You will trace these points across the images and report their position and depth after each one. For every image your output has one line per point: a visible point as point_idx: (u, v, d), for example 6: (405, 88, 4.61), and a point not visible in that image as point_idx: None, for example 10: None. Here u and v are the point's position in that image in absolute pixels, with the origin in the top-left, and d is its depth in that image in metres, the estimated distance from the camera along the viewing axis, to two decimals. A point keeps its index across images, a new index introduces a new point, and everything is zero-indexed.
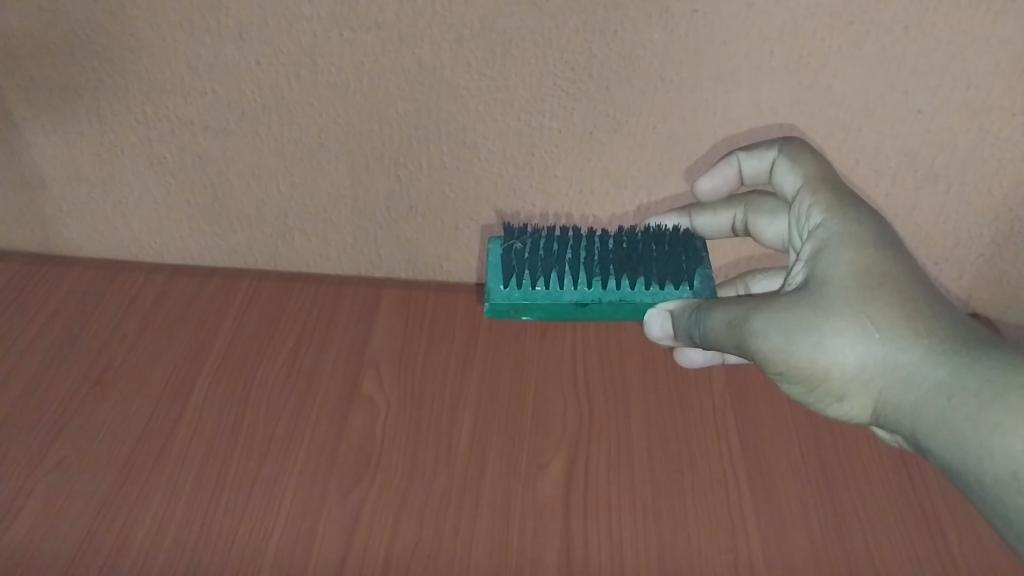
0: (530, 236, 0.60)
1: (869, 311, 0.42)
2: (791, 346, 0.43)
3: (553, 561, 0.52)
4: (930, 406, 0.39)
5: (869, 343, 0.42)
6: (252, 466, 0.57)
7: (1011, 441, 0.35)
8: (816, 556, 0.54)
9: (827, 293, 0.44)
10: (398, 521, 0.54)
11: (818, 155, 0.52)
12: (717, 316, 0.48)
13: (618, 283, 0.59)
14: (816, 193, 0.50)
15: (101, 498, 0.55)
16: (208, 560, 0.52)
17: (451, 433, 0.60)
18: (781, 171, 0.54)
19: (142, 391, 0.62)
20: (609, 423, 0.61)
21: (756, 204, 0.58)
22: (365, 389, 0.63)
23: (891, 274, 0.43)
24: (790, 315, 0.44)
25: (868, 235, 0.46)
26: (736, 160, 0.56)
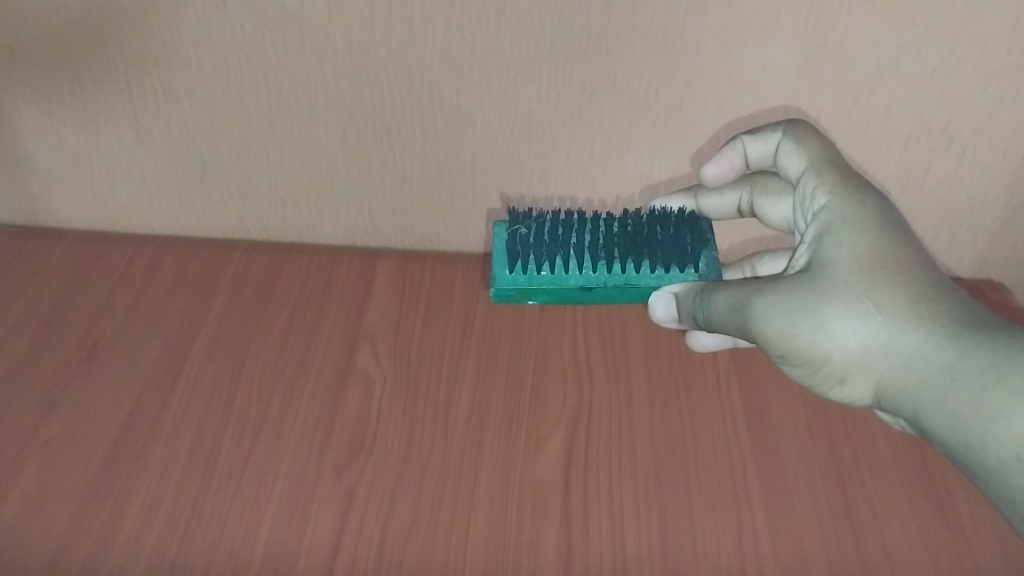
0: (537, 218, 0.58)
1: (872, 295, 0.41)
2: (793, 329, 0.42)
3: (552, 536, 0.51)
4: (933, 390, 0.38)
5: (873, 327, 0.40)
6: (245, 441, 0.56)
7: (1014, 423, 0.35)
8: (823, 527, 0.52)
9: (830, 276, 0.42)
10: (395, 496, 0.53)
11: (823, 135, 0.51)
12: (721, 298, 0.47)
13: (623, 267, 0.58)
14: (819, 176, 0.48)
15: (91, 478, 0.54)
16: (201, 537, 0.50)
17: (448, 405, 0.58)
18: (782, 152, 0.52)
19: (133, 370, 0.61)
20: (610, 393, 0.59)
21: (762, 183, 0.55)
22: (361, 361, 0.62)
23: (895, 257, 0.42)
24: (793, 298, 0.42)
25: (874, 217, 0.44)
26: (742, 144, 0.53)
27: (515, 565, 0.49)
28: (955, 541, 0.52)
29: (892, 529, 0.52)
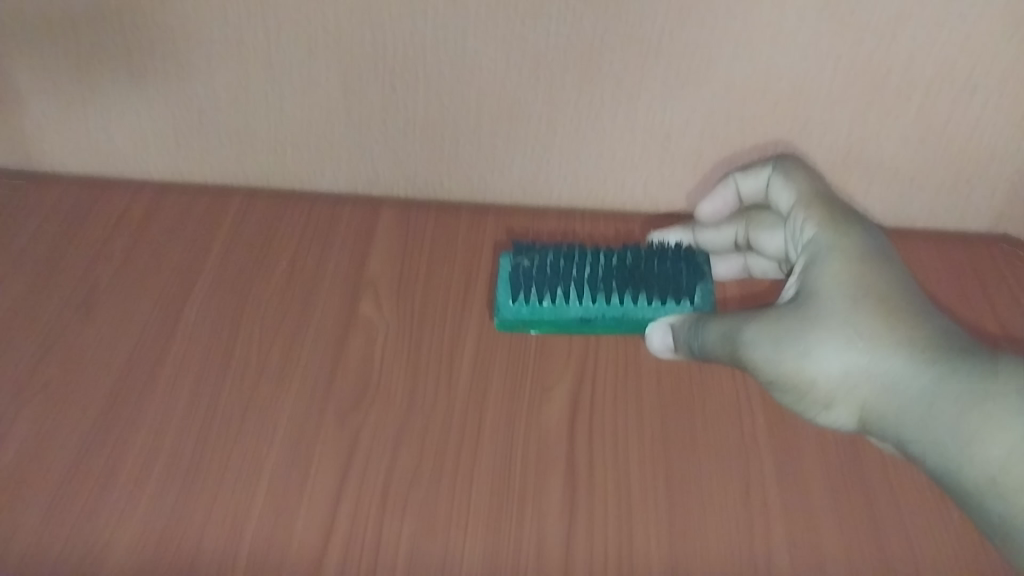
0: (541, 254, 0.61)
1: (854, 326, 0.45)
2: (780, 356, 0.47)
3: (557, 487, 0.50)
4: (913, 412, 0.43)
5: (853, 354, 0.45)
6: (246, 389, 0.55)
7: (988, 445, 0.40)
8: (831, 481, 0.51)
9: (817, 306, 0.47)
10: (398, 446, 0.52)
11: (811, 175, 0.56)
12: (711, 326, 0.52)
13: (625, 300, 0.59)
14: (807, 212, 0.53)
15: (90, 424, 0.53)
16: (202, 483, 0.50)
17: (452, 356, 0.57)
18: (775, 186, 0.58)
19: (130, 315, 0.60)
20: (617, 344, 0.58)
21: (755, 215, 0.59)
22: (364, 311, 0.60)
23: (876, 286, 0.47)
24: (781, 329, 0.47)
25: (857, 250, 0.49)
26: (735, 183, 0.60)
27: (519, 512, 0.49)
28: None
29: (902, 481, 0.52)
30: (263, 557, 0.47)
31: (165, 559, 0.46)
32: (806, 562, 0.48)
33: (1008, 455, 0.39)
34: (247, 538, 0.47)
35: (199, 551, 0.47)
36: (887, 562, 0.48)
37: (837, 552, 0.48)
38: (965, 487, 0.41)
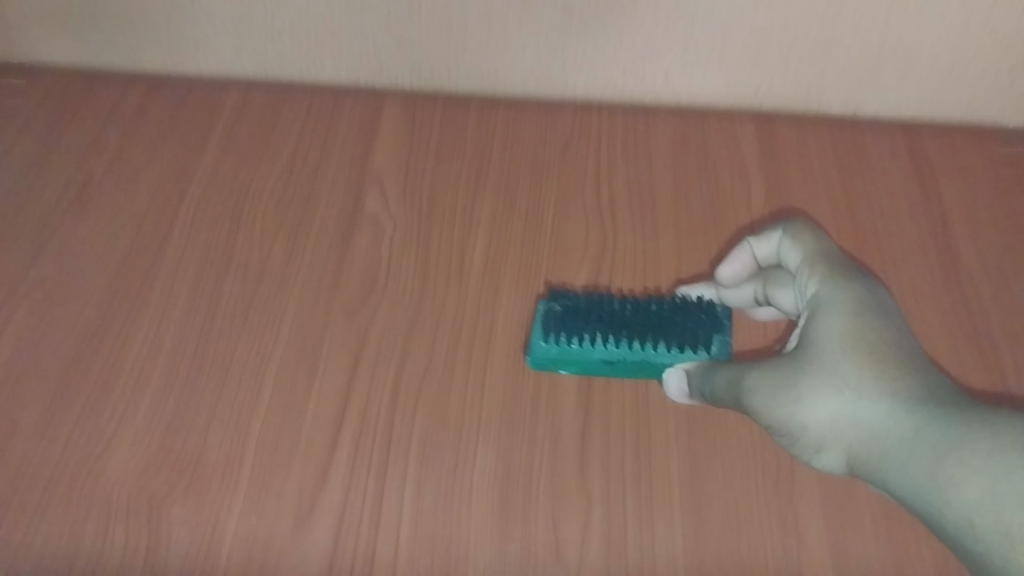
0: (574, 297, 0.50)
1: (848, 374, 0.35)
2: (773, 406, 0.37)
3: (574, 383, 0.48)
4: (894, 462, 0.33)
5: (843, 402, 0.34)
6: (249, 283, 0.52)
7: (964, 493, 0.30)
8: None
9: (810, 349, 0.36)
10: (409, 341, 0.49)
11: (821, 232, 0.43)
12: (718, 374, 0.43)
13: (654, 348, 0.47)
14: (810, 267, 0.41)
15: (88, 319, 0.50)
16: (204, 378, 0.47)
17: (464, 250, 0.54)
18: (772, 248, 0.45)
19: (128, 214, 0.57)
20: (634, 242, 0.55)
21: (773, 276, 0.45)
22: (369, 206, 0.57)
23: (880, 337, 0.35)
24: (777, 374, 0.37)
25: (862, 300, 0.37)
26: (749, 245, 0.47)
27: (535, 407, 0.46)
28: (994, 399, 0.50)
29: None
30: (273, 449, 0.44)
31: (172, 451, 0.44)
32: None
33: (983, 503, 0.29)
34: (256, 428, 0.45)
35: (206, 442, 0.44)
36: None
37: None
38: (978, 564, 0.30)
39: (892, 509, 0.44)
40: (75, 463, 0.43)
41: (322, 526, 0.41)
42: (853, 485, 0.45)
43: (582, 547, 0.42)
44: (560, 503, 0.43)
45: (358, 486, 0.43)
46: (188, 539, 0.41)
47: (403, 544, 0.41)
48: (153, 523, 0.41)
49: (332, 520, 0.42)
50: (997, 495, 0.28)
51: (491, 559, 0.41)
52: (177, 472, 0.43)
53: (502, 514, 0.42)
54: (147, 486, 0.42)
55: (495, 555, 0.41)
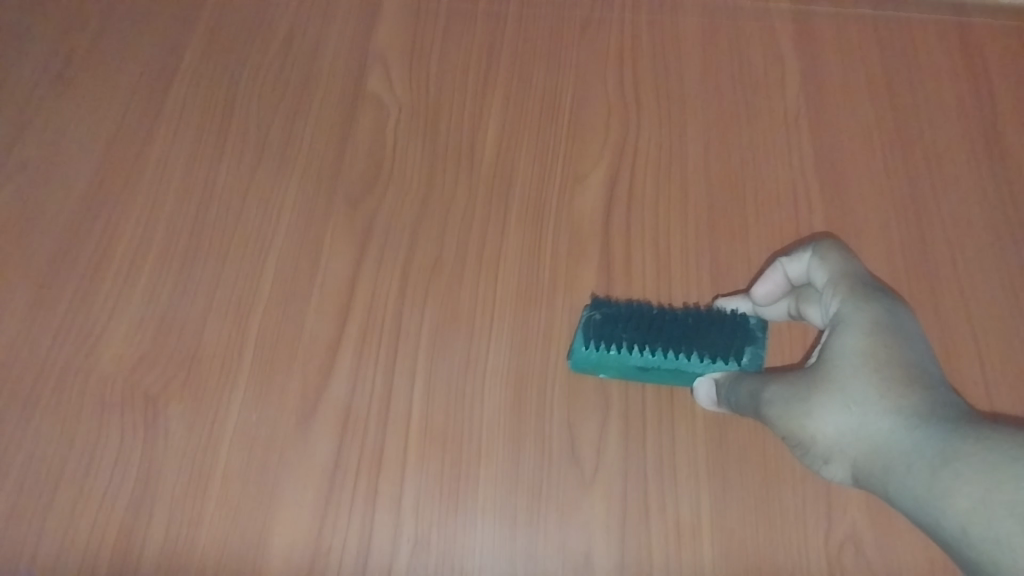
0: (620, 303, 0.42)
1: (856, 393, 0.29)
2: (781, 422, 0.32)
3: (592, 280, 0.45)
4: (895, 480, 0.28)
5: (847, 416, 0.29)
6: (244, 170, 0.48)
7: (957, 507, 0.25)
8: (896, 277, 0.46)
9: (820, 365, 0.31)
10: (416, 233, 0.46)
11: (850, 253, 0.35)
12: (732, 379, 0.37)
13: (687, 357, 0.40)
14: (830, 277, 0.34)
15: (75, 208, 0.46)
16: (199, 271, 0.44)
17: (475, 135, 0.50)
18: (793, 265, 0.37)
19: (115, 85, 0.52)
20: (660, 128, 0.51)
21: (805, 292, 0.37)
22: (371, 86, 0.52)
23: (893, 349, 0.30)
24: (786, 386, 0.32)
25: (878, 309, 0.31)
26: (781, 262, 0.38)
27: (550, 304, 0.44)
28: None
29: (972, 280, 0.46)
30: (274, 343, 0.42)
31: (168, 345, 0.41)
32: None
33: (976, 515, 0.25)
34: (256, 322, 0.42)
35: (203, 336, 0.42)
36: (952, 363, 0.44)
37: None
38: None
39: None
40: (67, 356, 0.41)
41: (327, 423, 0.39)
42: None
43: (600, 447, 0.40)
44: (576, 402, 0.41)
45: (363, 382, 0.41)
46: (187, 435, 0.39)
47: (413, 442, 0.39)
48: (150, 419, 0.39)
49: (337, 417, 0.40)
50: (990, 507, 0.24)
51: (504, 458, 0.39)
52: (174, 367, 0.41)
53: (515, 413, 0.40)
54: (142, 381, 0.40)
55: (509, 454, 0.39)
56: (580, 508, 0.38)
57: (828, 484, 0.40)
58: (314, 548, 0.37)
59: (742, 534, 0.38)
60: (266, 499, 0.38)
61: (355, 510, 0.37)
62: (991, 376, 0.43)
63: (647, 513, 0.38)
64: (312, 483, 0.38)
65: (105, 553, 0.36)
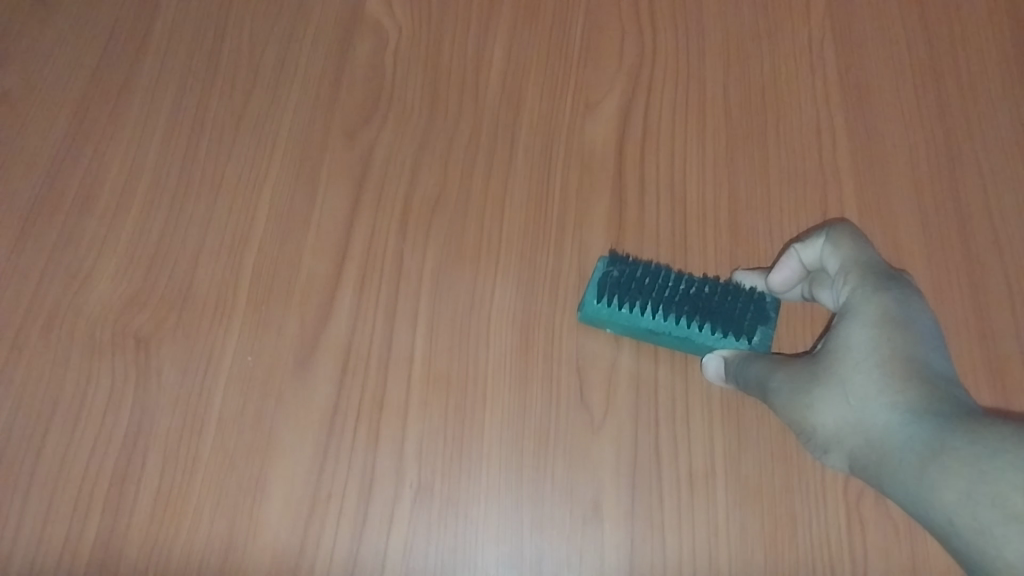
0: (639, 262, 0.39)
1: (856, 388, 0.28)
2: (786, 412, 0.31)
3: (602, 216, 0.42)
4: (891, 477, 0.26)
5: (846, 409, 0.28)
6: (236, 98, 0.45)
7: (945, 501, 0.24)
8: (922, 213, 0.44)
9: (824, 359, 0.30)
10: (418, 166, 0.43)
11: (866, 241, 0.33)
12: (740, 362, 0.35)
13: (700, 328, 0.37)
14: (843, 263, 0.33)
15: (58, 139, 0.43)
16: (190, 207, 0.42)
17: (480, 61, 0.47)
18: (807, 250, 0.35)
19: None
20: (677, 53, 0.48)
21: (818, 279, 0.35)
22: (370, 6, 0.49)
23: (898, 338, 0.28)
24: (792, 375, 0.31)
25: (887, 298, 0.30)
26: (794, 249, 0.35)
27: (559, 243, 0.42)
28: None
29: (1005, 214, 0.44)
30: (270, 284, 0.40)
31: (159, 285, 0.40)
32: None
33: (962, 512, 0.23)
34: (250, 261, 0.40)
35: (195, 276, 0.40)
36: (981, 305, 0.41)
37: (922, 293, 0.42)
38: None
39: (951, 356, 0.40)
40: (53, 295, 0.39)
41: (326, 367, 0.38)
42: None
43: (609, 392, 0.38)
44: (586, 345, 0.39)
45: (364, 324, 0.39)
46: (179, 380, 0.37)
47: (415, 386, 0.38)
48: (141, 363, 0.38)
49: (337, 360, 0.38)
50: (975, 505, 0.23)
51: (510, 403, 0.38)
52: (166, 307, 0.39)
53: (522, 357, 0.39)
54: (133, 322, 0.39)
55: (515, 400, 0.38)
56: (589, 456, 0.37)
57: None
58: (313, 496, 0.35)
59: (757, 482, 0.37)
60: (263, 445, 0.36)
61: (355, 457, 0.36)
62: (1020, 316, 0.41)
63: (659, 460, 0.37)
64: (310, 429, 0.37)
65: (97, 499, 0.35)
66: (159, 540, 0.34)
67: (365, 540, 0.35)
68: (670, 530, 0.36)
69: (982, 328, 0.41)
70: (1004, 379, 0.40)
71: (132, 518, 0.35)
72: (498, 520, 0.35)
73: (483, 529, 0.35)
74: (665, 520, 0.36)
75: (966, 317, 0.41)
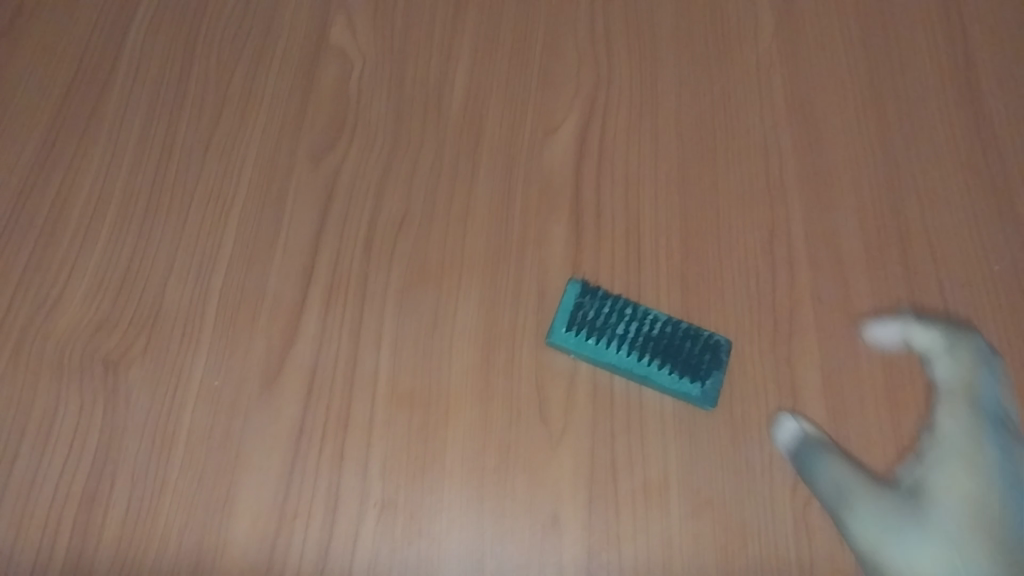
0: (609, 296, 0.41)
1: (964, 541, 0.37)
2: (874, 540, 0.37)
3: (561, 237, 0.44)
4: None
5: (951, 561, 0.36)
6: (204, 123, 0.46)
7: None
8: (865, 232, 0.46)
9: (928, 489, 0.38)
10: (383, 191, 0.45)
11: (983, 352, 0.42)
12: (824, 469, 0.39)
13: (658, 366, 0.40)
14: (953, 403, 0.41)
15: (27, 163, 0.44)
16: (160, 231, 0.43)
17: (442, 88, 0.48)
18: (920, 334, 0.43)
19: (73, 23, 0.49)
20: (632, 80, 0.49)
21: (925, 362, 0.43)
22: (336, 35, 0.50)
23: (996, 510, 0.37)
24: (887, 506, 0.38)
25: (987, 454, 0.39)
26: (908, 324, 0.43)
27: (519, 263, 0.43)
28: (1012, 245, 0.46)
29: (943, 233, 0.46)
30: (237, 306, 0.41)
31: (127, 310, 0.40)
32: (829, 318, 0.43)
33: None
34: (218, 284, 0.41)
35: (163, 299, 0.41)
36: (921, 321, 0.44)
37: (865, 307, 0.44)
38: None
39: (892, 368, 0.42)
40: (22, 320, 0.40)
41: (292, 387, 0.39)
42: (853, 343, 0.43)
43: (568, 408, 0.40)
44: (545, 362, 0.40)
45: (329, 344, 0.40)
46: (147, 400, 0.38)
47: (380, 404, 0.39)
48: (110, 386, 0.38)
49: (303, 380, 0.39)
50: None
51: (473, 420, 0.39)
52: (135, 329, 0.40)
53: (483, 375, 0.40)
54: (102, 344, 0.39)
55: (477, 417, 0.39)
56: (548, 470, 0.38)
57: None
58: (280, 514, 0.36)
59: (710, 492, 0.38)
60: (231, 465, 0.37)
61: (321, 475, 0.37)
62: (958, 330, 0.43)
63: (616, 473, 0.38)
64: (277, 448, 0.38)
65: (66, 521, 0.36)
66: (127, 560, 0.35)
67: (331, 555, 0.36)
68: (627, 540, 0.37)
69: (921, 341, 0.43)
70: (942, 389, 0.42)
71: (100, 539, 0.35)
72: (461, 534, 0.37)
73: (446, 543, 0.36)
74: (621, 531, 0.37)
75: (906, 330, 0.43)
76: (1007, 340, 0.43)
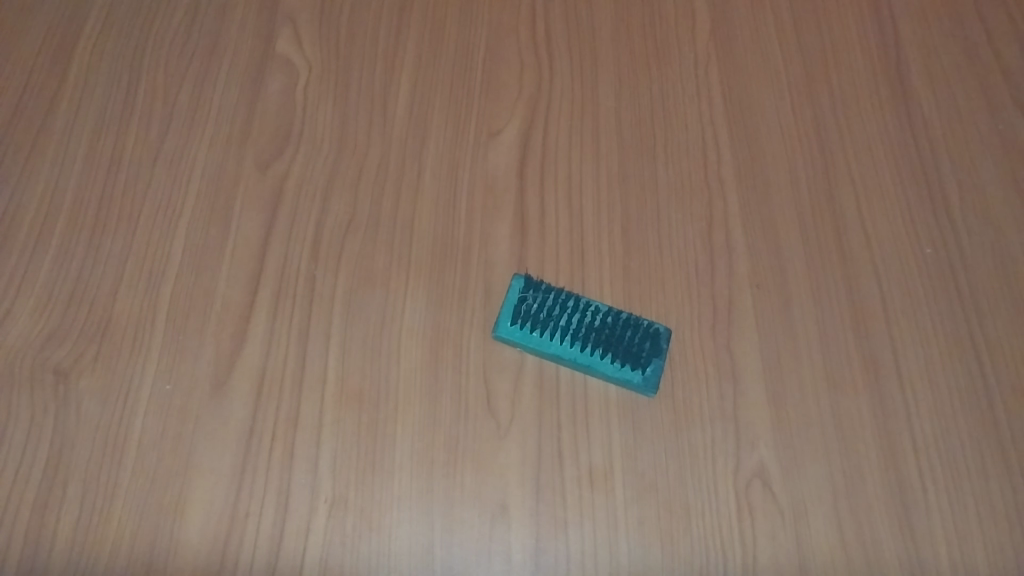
0: (552, 289, 0.42)
1: None
2: None
3: (505, 236, 0.45)
4: None
5: None
6: (152, 135, 0.47)
7: None
8: (801, 221, 0.47)
9: None
10: (329, 197, 0.45)
11: None
12: None
13: (601, 356, 0.41)
14: None
15: None
16: (110, 243, 0.43)
17: (387, 94, 0.49)
18: None
19: (20, 39, 0.49)
20: (573, 81, 0.51)
21: None
22: (281, 46, 0.51)
23: None
24: None
25: None
26: None
27: (464, 262, 0.44)
28: (942, 231, 0.48)
29: (876, 220, 0.48)
30: (188, 313, 0.42)
31: (77, 320, 0.41)
32: (767, 304, 0.45)
33: None
34: (167, 291, 0.42)
35: (114, 309, 0.41)
36: (856, 305, 0.45)
37: (802, 293, 0.45)
38: None
39: (829, 351, 0.44)
40: None
41: (242, 390, 0.40)
42: (791, 327, 0.44)
43: (514, 400, 0.41)
44: (491, 357, 0.41)
45: (278, 348, 0.41)
46: (98, 408, 0.39)
47: (329, 403, 0.40)
48: (61, 395, 0.39)
49: (253, 383, 0.40)
50: None
51: (421, 415, 0.40)
52: (85, 339, 0.40)
53: (431, 372, 0.41)
54: (53, 355, 0.40)
55: (426, 412, 0.40)
56: (495, 460, 0.39)
57: (736, 424, 0.41)
58: (232, 513, 0.37)
59: (654, 476, 0.39)
60: (183, 468, 0.38)
61: (272, 473, 0.38)
62: (892, 313, 0.45)
63: (561, 460, 0.39)
64: (229, 450, 0.38)
65: (19, 530, 0.36)
66: (80, 564, 0.36)
67: (284, 551, 0.36)
68: (573, 525, 0.38)
69: (857, 323, 0.44)
70: (879, 370, 0.43)
71: (54, 546, 0.36)
72: (411, 525, 0.37)
73: (397, 536, 0.37)
74: (568, 517, 0.38)
75: (841, 313, 0.45)
76: (939, 323, 0.45)
